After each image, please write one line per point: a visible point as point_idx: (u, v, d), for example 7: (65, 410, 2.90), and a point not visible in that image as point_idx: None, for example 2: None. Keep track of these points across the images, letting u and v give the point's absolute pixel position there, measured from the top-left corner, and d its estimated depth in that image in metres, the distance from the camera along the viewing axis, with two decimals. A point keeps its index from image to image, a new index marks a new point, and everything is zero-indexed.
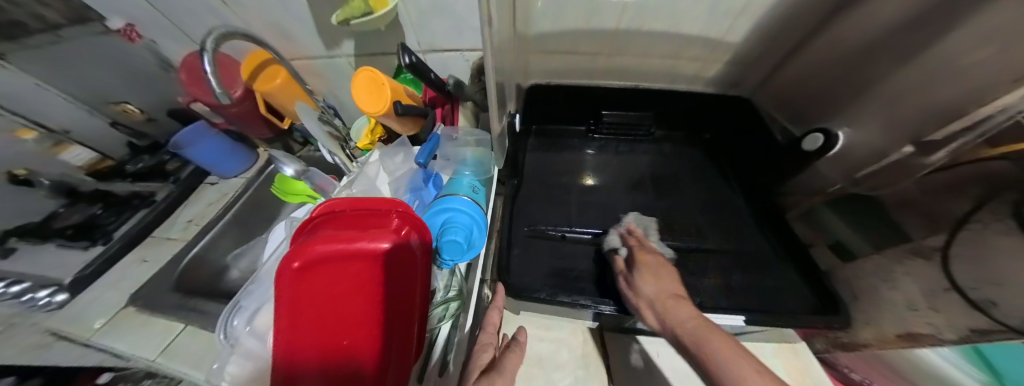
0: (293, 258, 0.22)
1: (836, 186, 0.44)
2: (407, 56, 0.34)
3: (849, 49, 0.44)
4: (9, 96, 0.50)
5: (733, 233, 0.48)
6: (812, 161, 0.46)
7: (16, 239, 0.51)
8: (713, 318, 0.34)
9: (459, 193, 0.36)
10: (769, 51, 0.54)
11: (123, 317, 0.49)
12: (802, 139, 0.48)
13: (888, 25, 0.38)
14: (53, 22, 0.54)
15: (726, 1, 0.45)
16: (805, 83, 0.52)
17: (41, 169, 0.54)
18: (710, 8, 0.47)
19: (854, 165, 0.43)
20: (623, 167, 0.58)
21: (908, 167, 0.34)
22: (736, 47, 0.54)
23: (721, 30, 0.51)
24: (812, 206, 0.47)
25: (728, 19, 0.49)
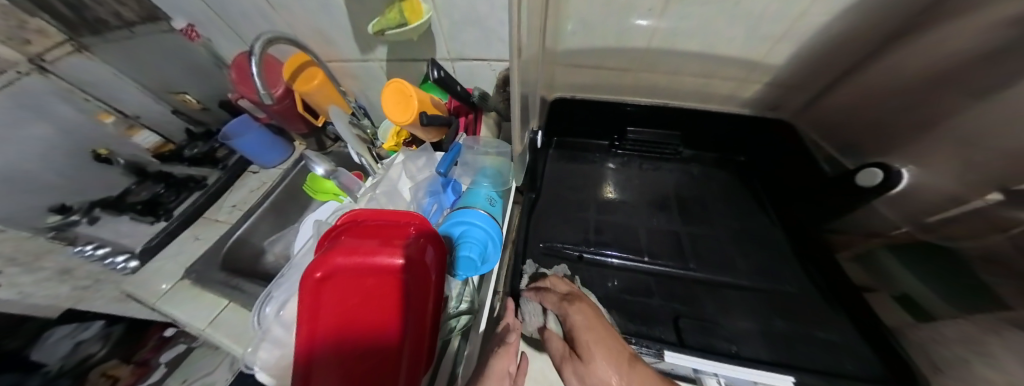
0: (317, 267, 0.22)
1: (900, 229, 0.42)
2: (435, 71, 0.35)
3: (950, 67, 0.38)
4: (94, 84, 0.58)
5: (772, 273, 0.45)
6: (868, 197, 0.44)
7: (100, 209, 0.60)
8: (750, 373, 0.31)
9: (475, 206, 0.37)
10: (816, 75, 0.51)
11: (179, 289, 0.56)
12: (856, 173, 0.45)
13: (1018, 37, 0.31)
14: (129, 20, 0.61)
15: (767, 25, 0.43)
16: (887, 100, 0.46)
17: (119, 150, 0.62)
18: (750, 32, 0.45)
19: (917, 209, 0.41)
20: (646, 184, 0.56)
21: (1019, 218, 0.30)
22: (778, 70, 0.51)
23: (763, 51, 0.48)
24: (869, 248, 0.44)
25: (769, 43, 0.46)
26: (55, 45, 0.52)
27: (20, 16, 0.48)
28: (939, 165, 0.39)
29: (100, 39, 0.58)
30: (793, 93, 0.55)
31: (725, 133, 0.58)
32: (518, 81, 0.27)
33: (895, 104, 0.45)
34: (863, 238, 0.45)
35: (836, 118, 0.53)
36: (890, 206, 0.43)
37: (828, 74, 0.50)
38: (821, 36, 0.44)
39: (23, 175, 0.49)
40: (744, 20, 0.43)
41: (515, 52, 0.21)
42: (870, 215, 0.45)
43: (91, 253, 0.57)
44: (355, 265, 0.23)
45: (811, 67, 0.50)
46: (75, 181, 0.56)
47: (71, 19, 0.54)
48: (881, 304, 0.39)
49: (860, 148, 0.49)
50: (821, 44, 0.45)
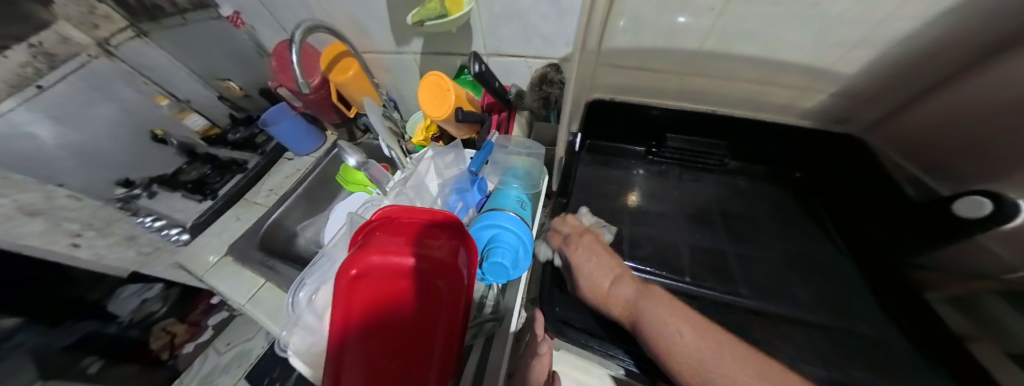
0: (352, 265, 0.22)
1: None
2: (476, 64, 0.33)
3: None
4: (151, 68, 0.63)
5: (833, 306, 0.39)
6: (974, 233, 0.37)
7: (158, 185, 0.66)
8: None
9: (505, 208, 0.35)
10: (898, 89, 0.45)
11: (222, 264, 0.60)
12: (958, 201, 0.39)
13: None
14: (183, 7, 0.64)
15: (838, 32, 0.38)
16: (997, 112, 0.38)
17: (172, 131, 0.67)
18: (819, 35, 0.39)
19: None
20: (683, 198, 0.52)
21: None
22: (849, 79, 0.45)
23: (832, 56, 0.42)
24: (973, 292, 0.37)
25: (845, 46, 0.40)
26: (121, 30, 0.58)
27: (89, 2, 0.54)
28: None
29: (158, 25, 0.63)
30: (864, 102, 0.48)
31: (777, 144, 0.52)
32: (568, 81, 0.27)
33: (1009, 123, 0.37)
34: (964, 282, 0.38)
35: (928, 132, 0.46)
36: (1004, 242, 0.35)
37: (911, 87, 0.44)
38: (905, 40, 0.38)
39: (91, 148, 0.56)
40: (816, 22, 0.37)
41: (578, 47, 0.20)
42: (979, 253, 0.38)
43: (151, 225, 0.64)
44: (388, 265, 0.22)
45: (885, 74, 0.44)
46: (139, 157, 0.63)
47: (132, 6, 0.59)
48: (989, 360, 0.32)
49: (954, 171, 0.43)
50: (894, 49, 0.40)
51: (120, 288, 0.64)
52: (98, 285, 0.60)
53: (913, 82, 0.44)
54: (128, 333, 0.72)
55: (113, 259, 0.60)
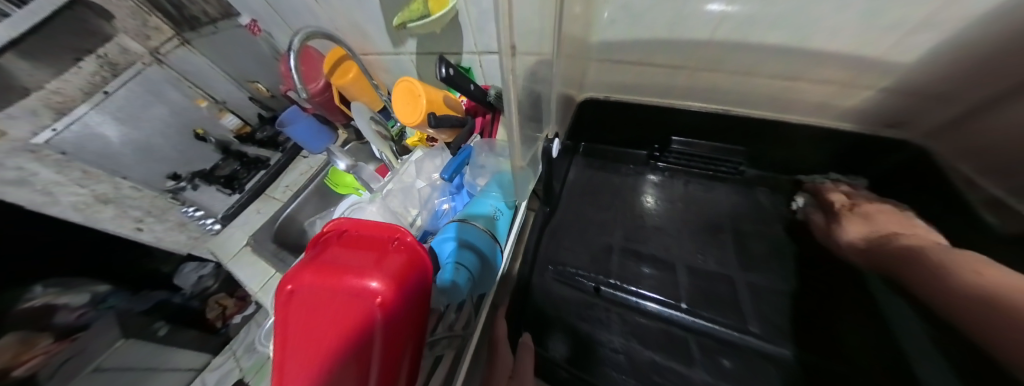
0: (288, 280, 0.21)
1: None
2: (442, 68, 0.31)
3: None
4: (195, 73, 0.68)
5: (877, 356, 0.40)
6: None
7: (199, 179, 0.73)
8: None
9: (475, 221, 0.35)
10: (966, 89, 0.38)
11: (242, 253, 0.64)
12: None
13: None
14: (212, 16, 0.68)
15: (888, 13, 0.32)
16: None
17: (211, 130, 0.73)
18: (860, 21, 0.34)
19: None
20: (699, 207, 0.57)
21: None
22: (904, 72, 0.39)
23: (874, 46, 0.36)
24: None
25: (895, 33, 0.34)
26: (167, 39, 0.63)
27: (143, 15, 0.59)
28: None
29: (197, 34, 0.67)
30: (928, 104, 0.42)
31: (789, 152, 0.55)
32: (516, 80, 0.19)
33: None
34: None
35: (984, 139, 0.41)
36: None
37: (978, 92, 0.37)
38: (977, 23, 0.31)
39: (147, 145, 0.63)
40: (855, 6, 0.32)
41: (506, 44, 0.15)
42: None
43: (193, 214, 0.72)
44: (321, 285, 0.20)
45: (945, 70, 0.36)
46: (185, 154, 0.70)
47: (175, 17, 0.63)
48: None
49: None
50: (969, 31, 0.31)
51: (182, 264, 0.74)
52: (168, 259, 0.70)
53: (987, 84, 0.36)
54: (190, 303, 0.76)
55: None
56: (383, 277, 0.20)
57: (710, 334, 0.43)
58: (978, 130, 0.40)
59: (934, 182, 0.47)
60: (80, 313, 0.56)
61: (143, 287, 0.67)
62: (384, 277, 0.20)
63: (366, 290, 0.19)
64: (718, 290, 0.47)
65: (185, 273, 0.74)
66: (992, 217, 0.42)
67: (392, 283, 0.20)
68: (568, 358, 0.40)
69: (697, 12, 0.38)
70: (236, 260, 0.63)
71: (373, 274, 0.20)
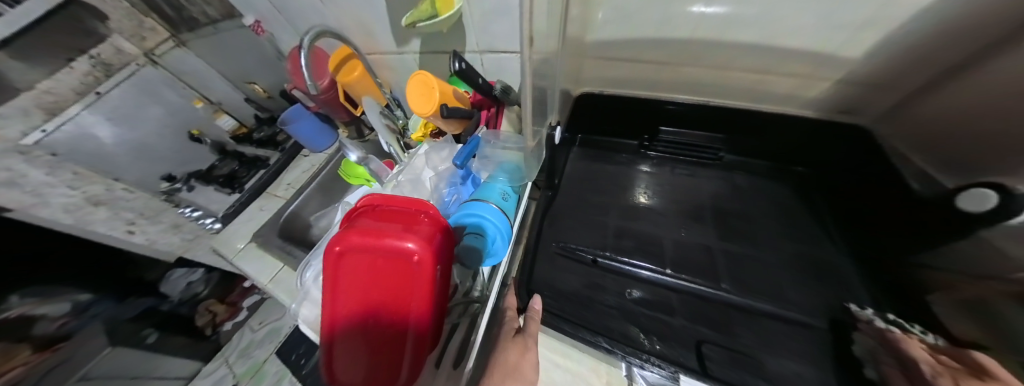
0: (335, 242, 0.24)
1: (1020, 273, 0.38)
2: (457, 63, 0.34)
3: None
4: (192, 74, 0.69)
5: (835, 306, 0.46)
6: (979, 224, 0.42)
7: (195, 180, 0.71)
8: None
9: (489, 200, 0.38)
10: (911, 71, 0.46)
11: (249, 249, 0.64)
12: (962, 195, 0.44)
13: None
14: (212, 17, 0.67)
15: (842, 13, 0.39)
16: None
17: (207, 130, 0.73)
18: (820, 23, 0.41)
19: None
20: (683, 192, 0.61)
21: None
22: (852, 64, 0.46)
23: (831, 42, 0.43)
24: (982, 295, 0.40)
25: (847, 32, 0.41)
26: (163, 41, 0.64)
27: (138, 16, 0.61)
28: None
29: (195, 35, 0.69)
30: (873, 90, 0.50)
31: (772, 139, 0.59)
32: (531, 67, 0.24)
33: (1007, 118, 0.39)
34: (974, 282, 0.41)
35: (939, 121, 0.47)
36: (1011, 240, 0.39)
37: (924, 70, 0.45)
38: (917, 16, 0.38)
39: (144, 143, 0.62)
40: (814, 8, 0.39)
41: (527, 39, 0.20)
42: (992, 254, 0.41)
43: (190, 214, 0.69)
44: (367, 246, 0.24)
45: (893, 60, 0.44)
46: (182, 155, 0.68)
47: (172, 17, 0.65)
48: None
49: (967, 163, 0.45)
50: (910, 26, 0.39)
51: (168, 271, 0.77)
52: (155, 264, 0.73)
53: (931, 64, 0.44)
54: (180, 308, 0.81)
55: (163, 244, 0.67)
56: (418, 240, 0.23)
57: (705, 297, 0.47)
58: (938, 104, 0.47)
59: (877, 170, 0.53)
60: (61, 322, 0.60)
61: (132, 294, 0.71)
62: (420, 240, 0.23)
63: (405, 250, 0.23)
64: (707, 264, 0.51)
65: (173, 280, 0.78)
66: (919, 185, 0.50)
67: (427, 245, 0.23)
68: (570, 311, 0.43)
69: (683, 14, 0.45)
70: (242, 254, 0.64)
71: (411, 237, 0.23)
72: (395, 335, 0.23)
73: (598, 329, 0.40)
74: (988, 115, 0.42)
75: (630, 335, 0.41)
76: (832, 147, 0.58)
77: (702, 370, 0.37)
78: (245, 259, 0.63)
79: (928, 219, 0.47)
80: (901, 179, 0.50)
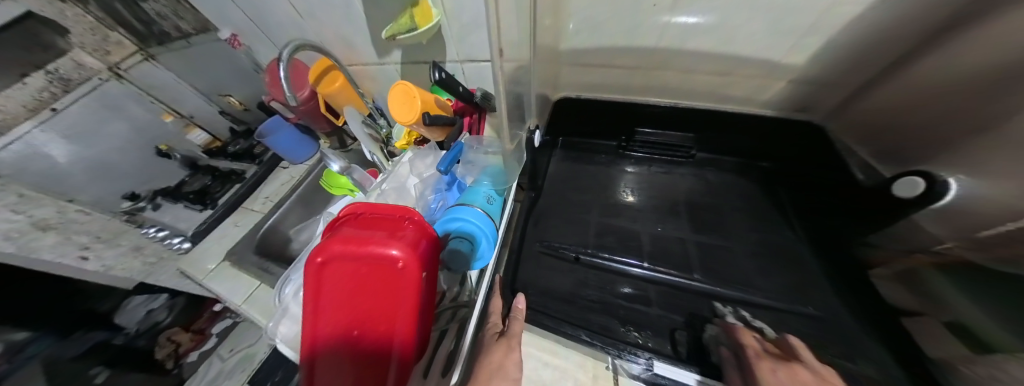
0: (316, 253, 0.23)
1: (943, 244, 0.43)
2: (436, 73, 0.35)
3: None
4: (161, 88, 0.65)
5: (797, 290, 0.49)
6: (918, 206, 0.46)
7: (161, 197, 0.67)
8: None
9: (473, 204, 0.38)
10: (855, 72, 0.51)
11: (221, 268, 0.60)
12: (898, 182, 0.48)
13: None
14: (186, 31, 0.68)
15: (788, 21, 0.44)
16: (955, 75, 0.41)
17: (176, 145, 0.69)
18: (770, 29, 0.45)
19: (968, 225, 0.41)
20: (661, 189, 0.63)
21: None
22: (800, 68, 0.51)
23: (782, 47, 0.48)
24: (912, 266, 0.45)
25: (795, 38, 0.46)
26: (130, 55, 0.60)
27: (103, 30, 0.57)
28: (989, 174, 0.38)
29: (165, 49, 0.66)
30: (820, 89, 0.55)
31: (736, 137, 0.64)
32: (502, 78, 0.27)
33: (936, 109, 0.44)
34: (907, 256, 0.47)
35: (872, 119, 0.53)
36: (934, 220, 0.45)
37: (863, 72, 0.51)
38: (849, 24, 0.43)
39: (103, 162, 0.58)
40: (762, 15, 0.44)
41: (496, 49, 0.23)
42: (916, 233, 0.46)
43: (155, 234, 0.65)
44: (350, 255, 0.23)
45: (838, 64, 0.50)
46: (147, 172, 0.65)
47: (141, 32, 0.62)
48: (927, 331, 0.41)
49: (898, 152, 0.51)
50: (847, 35, 0.45)
51: (127, 299, 0.69)
52: (108, 295, 0.67)
53: (868, 65, 0.49)
54: (135, 342, 0.74)
55: (119, 271, 0.61)
56: (403, 245, 0.23)
57: (686, 287, 0.49)
58: (872, 104, 0.53)
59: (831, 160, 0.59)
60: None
61: (79, 328, 0.65)
62: (404, 246, 0.23)
63: (389, 256, 0.23)
64: (683, 259, 0.53)
65: (130, 310, 0.71)
66: (861, 174, 0.56)
67: (411, 250, 0.23)
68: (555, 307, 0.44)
69: (652, 23, 0.48)
70: (212, 274, 0.60)
71: (395, 243, 0.23)
72: (380, 346, 0.22)
73: (580, 324, 0.42)
74: (903, 110, 0.49)
75: (609, 327, 0.43)
76: (789, 141, 0.62)
77: (675, 355, 0.40)
78: (213, 279, 0.59)
79: (875, 201, 0.52)
80: (849, 172, 0.57)
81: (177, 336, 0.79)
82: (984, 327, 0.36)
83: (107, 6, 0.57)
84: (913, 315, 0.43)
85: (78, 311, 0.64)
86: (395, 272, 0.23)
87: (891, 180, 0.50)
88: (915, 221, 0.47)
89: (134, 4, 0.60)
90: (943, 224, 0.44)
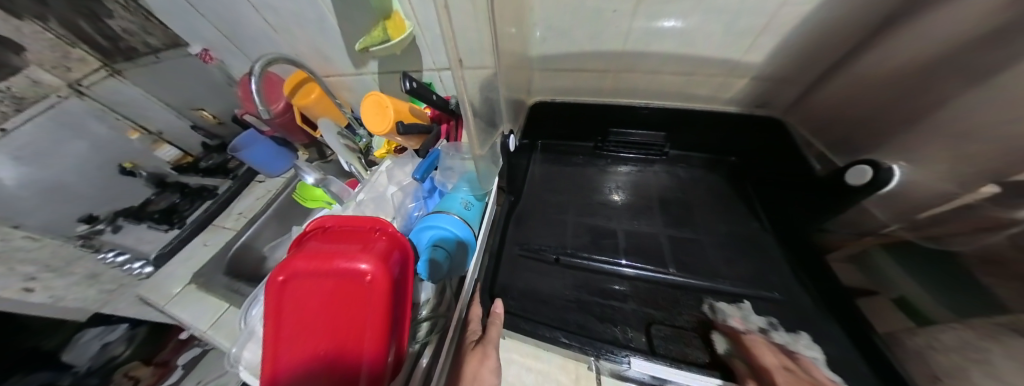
0: (279, 271, 0.22)
1: (889, 228, 0.46)
2: (407, 82, 0.35)
3: (976, 40, 0.35)
4: (128, 105, 0.61)
5: (761, 277, 0.50)
6: (865, 193, 0.49)
7: (123, 218, 0.61)
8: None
9: (450, 210, 0.38)
10: (805, 72, 0.53)
11: (187, 292, 0.57)
12: (848, 171, 0.50)
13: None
14: (155, 47, 0.66)
15: (741, 22, 0.46)
16: (901, 72, 0.44)
17: (143, 163, 0.64)
18: (725, 30, 0.48)
19: (917, 205, 0.43)
20: (638, 187, 0.65)
21: (998, 219, 0.34)
22: (758, 67, 0.53)
23: (740, 48, 0.50)
24: (865, 248, 0.48)
25: (749, 38, 0.48)
26: (93, 71, 0.56)
27: (64, 47, 0.53)
28: (934, 165, 0.41)
29: (133, 64, 0.62)
30: (783, 87, 0.57)
31: (701, 136, 0.67)
32: (466, 88, 0.28)
33: (880, 99, 0.48)
34: (857, 239, 0.49)
35: (826, 113, 0.56)
36: (882, 205, 0.48)
37: (812, 70, 0.53)
38: (799, 25, 0.45)
39: (58, 184, 0.52)
40: (716, 16, 0.46)
41: (454, 60, 0.23)
42: (868, 218, 0.49)
43: (112, 260, 0.58)
44: (315, 271, 0.22)
45: (795, 66, 0.52)
46: (108, 191, 0.58)
47: (107, 47, 0.58)
48: (874, 306, 0.42)
49: (850, 142, 0.54)
50: (798, 39, 0.47)
51: (79, 331, 0.54)
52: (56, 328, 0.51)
53: (817, 64, 0.52)
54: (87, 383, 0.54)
55: (74, 300, 0.52)
56: (372, 259, 0.22)
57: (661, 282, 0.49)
58: (821, 100, 0.56)
59: (783, 154, 0.62)
60: None
61: (16, 373, 0.47)
62: (373, 259, 0.23)
63: (357, 270, 0.22)
64: (659, 252, 0.54)
65: (83, 343, 0.55)
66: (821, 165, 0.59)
67: (380, 263, 0.23)
68: (534, 312, 0.44)
69: (613, 26, 0.50)
70: (175, 298, 0.56)
71: (364, 256, 0.22)
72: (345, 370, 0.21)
73: (556, 325, 0.42)
74: (848, 104, 0.52)
75: (585, 326, 0.43)
76: (751, 135, 0.65)
77: (651, 349, 0.41)
78: (176, 305, 0.55)
79: (828, 191, 0.54)
80: (806, 161, 0.59)
81: (134, 372, 0.60)
82: (929, 305, 0.38)
83: (70, 23, 0.53)
84: (864, 294, 0.44)
85: (22, 349, 0.48)
86: (363, 287, 0.22)
87: (843, 169, 0.51)
88: (867, 208, 0.49)
89: (100, 19, 0.56)
90: (888, 208, 0.47)
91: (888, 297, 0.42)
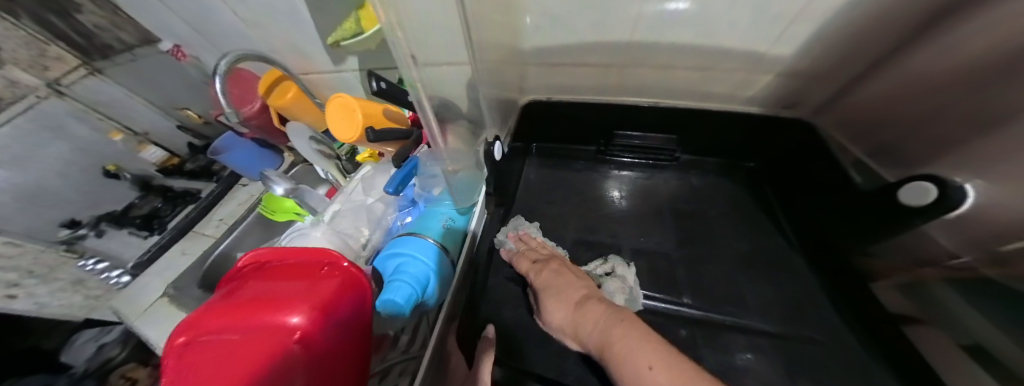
0: (183, 331, 0.17)
1: (967, 260, 0.39)
2: (375, 83, 0.31)
3: None
4: (113, 106, 0.58)
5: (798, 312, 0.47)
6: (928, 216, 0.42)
7: (106, 223, 0.57)
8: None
9: (425, 235, 0.33)
10: (843, 63, 0.48)
11: (156, 307, 0.53)
12: (904, 186, 0.44)
13: None
14: (129, 43, 0.60)
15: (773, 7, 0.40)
16: (957, 68, 0.38)
17: (128, 165, 0.61)
18: (754, 14, 0.41)
19: (984, 238, 0.37)
20: (647, 195, 0.61)
21: None
22: (789, 59, 0.48)
23: (771, 38, 0.44)
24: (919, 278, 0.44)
25: (784, 22, 0.42)
26: (73, 69, 0.52)
27: (40, 45, 0.49)
28: (1010, 176, 0.34)
29: (112, 63, 0.58)
30: (813, 83, 0.52)
31: (718, 136, 0.62)
32: (427, 91, 0.24)
33: (937, 96, 0.42)
34: (912, 269, 0.44)
35: (868, 114, 0.51)
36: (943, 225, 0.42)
37: (858, 61, 0.47)
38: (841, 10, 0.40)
39: (38, 189, 0.49)
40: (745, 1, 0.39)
41: (406, 61, 0.19)
42: (925, 242, 0.43)
43: (91, 268, 0.55)
44: (223, 326, 0.17)
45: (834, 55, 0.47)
46: (89, 195, 0.55)
47: (84, 45, 0.54)
48: (935, 346, 0.40)
49: (904, 152, 0.47)
50: (839, 20, 0.41)
51: (75, 333, 0.52)
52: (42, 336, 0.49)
53: (860, 57, 0.46)
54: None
55: (57, 307, 0.50)
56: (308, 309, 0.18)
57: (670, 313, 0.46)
58: (863, 101, 0.51)
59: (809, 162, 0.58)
60: None
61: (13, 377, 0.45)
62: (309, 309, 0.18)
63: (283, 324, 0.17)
64: (665, 268, 0.51)
65: (80, 344, 0.51)
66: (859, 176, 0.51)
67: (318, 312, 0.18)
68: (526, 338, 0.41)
69: (623, 12, 0.44)
70: (145, 314, 0.52)
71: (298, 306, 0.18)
72: None
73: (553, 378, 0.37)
74: (898, 102, 0.46)
75: (586, 380, 0.37)
76: (764, 136, 0.61)
77: None
78: (144, 322, 0.51)
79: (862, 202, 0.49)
80: (845, 171, 0.52)
81: (130, 373, 0.51)
82: (993, 340, 0.35)
83: (42, 20, 0.48)
84: (913, 323, 0.42)
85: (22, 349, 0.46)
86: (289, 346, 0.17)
87: (894, 184, 0.45)
88: (924, 232, 0.43)
89: (69, 15, 0.51)
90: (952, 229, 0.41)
91: (958, 342, 0.38)
